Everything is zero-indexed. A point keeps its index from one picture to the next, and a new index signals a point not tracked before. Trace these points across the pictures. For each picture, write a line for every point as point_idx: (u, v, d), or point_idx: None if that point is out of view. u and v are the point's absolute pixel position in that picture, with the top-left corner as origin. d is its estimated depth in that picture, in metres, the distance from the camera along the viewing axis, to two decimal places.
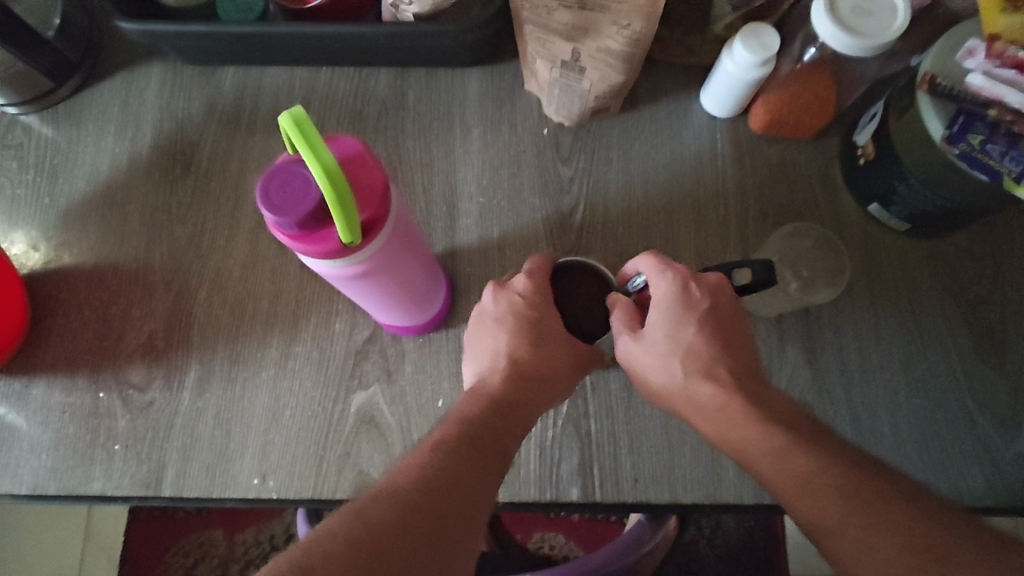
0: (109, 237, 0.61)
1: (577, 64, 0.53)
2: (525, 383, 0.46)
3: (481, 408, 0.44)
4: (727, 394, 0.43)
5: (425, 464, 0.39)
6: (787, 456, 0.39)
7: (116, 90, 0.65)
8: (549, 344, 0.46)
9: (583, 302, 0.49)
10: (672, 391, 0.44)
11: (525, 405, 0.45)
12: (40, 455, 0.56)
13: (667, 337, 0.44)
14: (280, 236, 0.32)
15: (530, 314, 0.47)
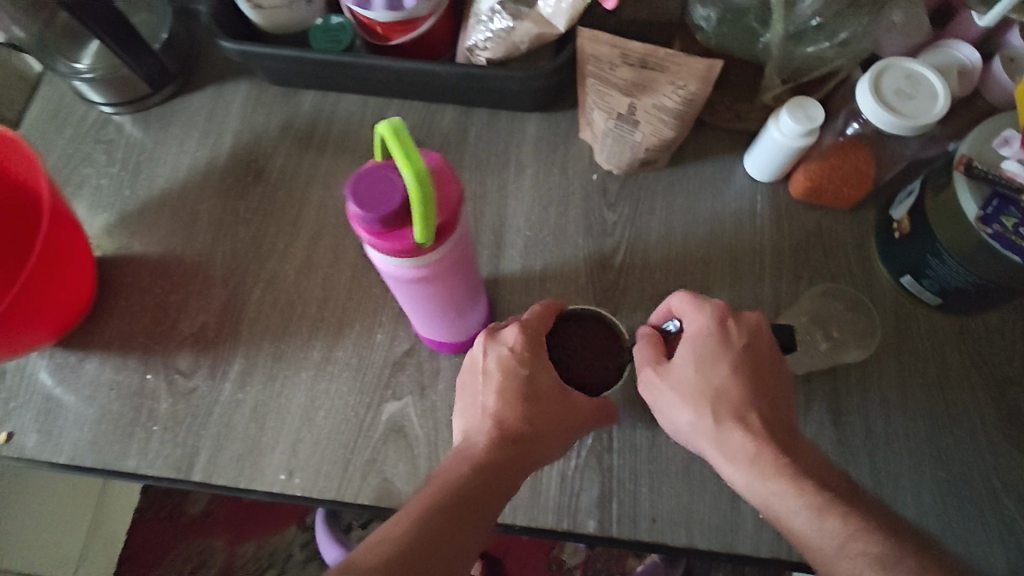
0: (178, 231, 0.66)
1: (631, 118, 0.57)
2: (513, 448, 0.45)
3: (459, 478, 0.44)
4: (758, 445, 0.43)
5: (397, 537, 0.40)
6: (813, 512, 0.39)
7: (204, 101, 0.71)
8: (540, 408, 0.46)
9: (587, 349, 0.51)
10: (701, 433, 0.45)
11: (509, 473, 0.45)
12: (82, 428, 0.58)
13: (698, 372, 0.46)
14: (358, 231, 0.35)
15: (523, 372, 0.46)
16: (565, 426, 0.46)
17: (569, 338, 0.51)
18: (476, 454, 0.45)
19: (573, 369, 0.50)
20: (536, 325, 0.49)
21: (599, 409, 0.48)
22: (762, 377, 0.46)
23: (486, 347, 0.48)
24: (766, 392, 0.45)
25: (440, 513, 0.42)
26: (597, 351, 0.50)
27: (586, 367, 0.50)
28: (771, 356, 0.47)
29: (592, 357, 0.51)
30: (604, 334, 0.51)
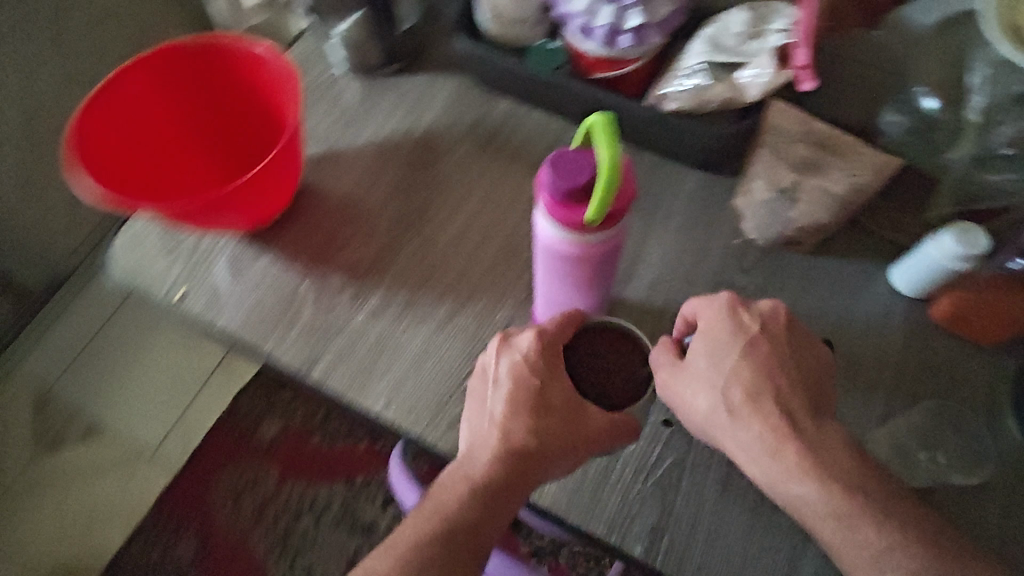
0: (363, 177, 0.76)
1: (793, 195, 0.60)
2: (508, 465, 0.52)
3: (450, 498, 0.52)
4: (781, 451, 0.50)
5: (405, 556, 0.51)
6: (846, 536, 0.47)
7: (419, 83, 0.83)
8: (544, 424, 0.52)
9: (608, 360, 0.54)
10: (712, 418, 0.52)
11: (497, 492, 0.52)
12: (242, 306, 0.68)
13: (709, 365, 0.53)
14: (541, 197, 0.42)
15: (534, 385, 0.53)
16: (568, 441, 0.51)
17: (591, 347, 0.54)
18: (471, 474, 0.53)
19: (593, 377, 0.54)
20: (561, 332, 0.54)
21: (612, 421, 0.51)
22: (772, 366, 0.53)
23: (501, 355, 0.55)
24: (777, 379, 0.52)
25: (435, 532, 0.51)
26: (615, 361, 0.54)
27: (606, 378, 0.54)
28: (785, 348, 0.53)
29: (615, 368, 0.54)
30: (627, 348, 0.53)
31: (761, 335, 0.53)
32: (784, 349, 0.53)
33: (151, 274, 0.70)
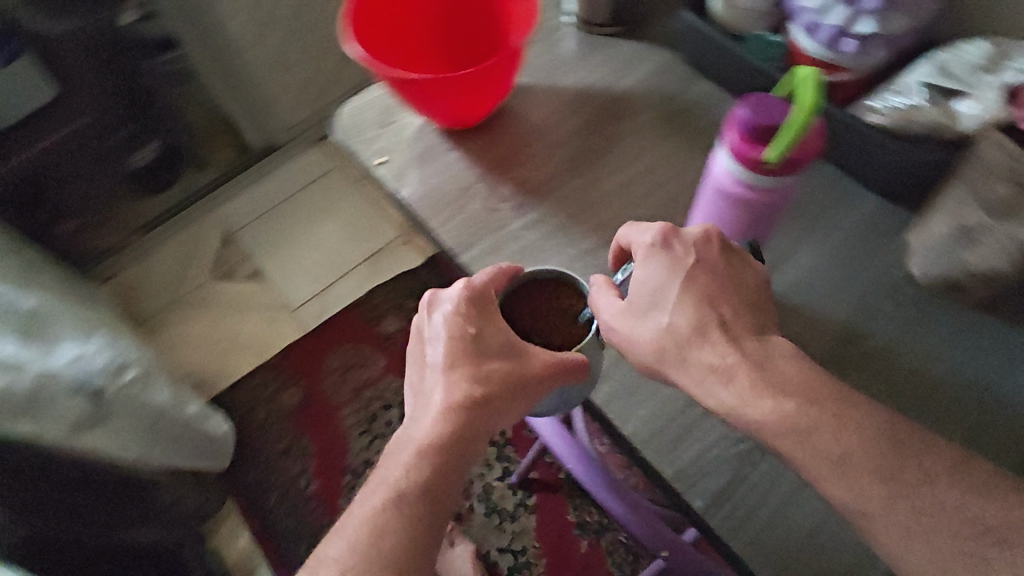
0: (555, 114, 0.83)
1: (978, 237, 0.57)
2: (443, 417, 0.53)
3: (394, 464, 0.53)
4: (731, 369, 0.51)
5: (364, 541, 0.49)
6: (836, 478, 0.46)
7: (631, 48, 0.89)
8: (471, 363, 0.55)
9: (543, 310, 0.59)
10: (656, 345, 0.54)
11: (436, 447, 0.52)
12: (422, 185, 0.78)
13: (648, 288, 0.55)
14: (728, 133, 0.47)
15: (463, 330, 0.56)
16: (499, 376, 0.54)
17: (525, 297, 0.60)
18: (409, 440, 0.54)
19: (536, 325, 0.59)
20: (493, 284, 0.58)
21: (550, 361, 0.54)
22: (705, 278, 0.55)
23: (433, 307, 0.59)
24: (716, 304, 0.54)
25: (386, 501, 0.50)
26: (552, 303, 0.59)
27: (547, 326, 0.59)
28: (720, 266, 0.56)
29: (549, 315, 0.59)
30: (564, 295, 0.59)
31: (698, 255, 0.55)
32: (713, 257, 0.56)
33: (362, 139, 0.82)
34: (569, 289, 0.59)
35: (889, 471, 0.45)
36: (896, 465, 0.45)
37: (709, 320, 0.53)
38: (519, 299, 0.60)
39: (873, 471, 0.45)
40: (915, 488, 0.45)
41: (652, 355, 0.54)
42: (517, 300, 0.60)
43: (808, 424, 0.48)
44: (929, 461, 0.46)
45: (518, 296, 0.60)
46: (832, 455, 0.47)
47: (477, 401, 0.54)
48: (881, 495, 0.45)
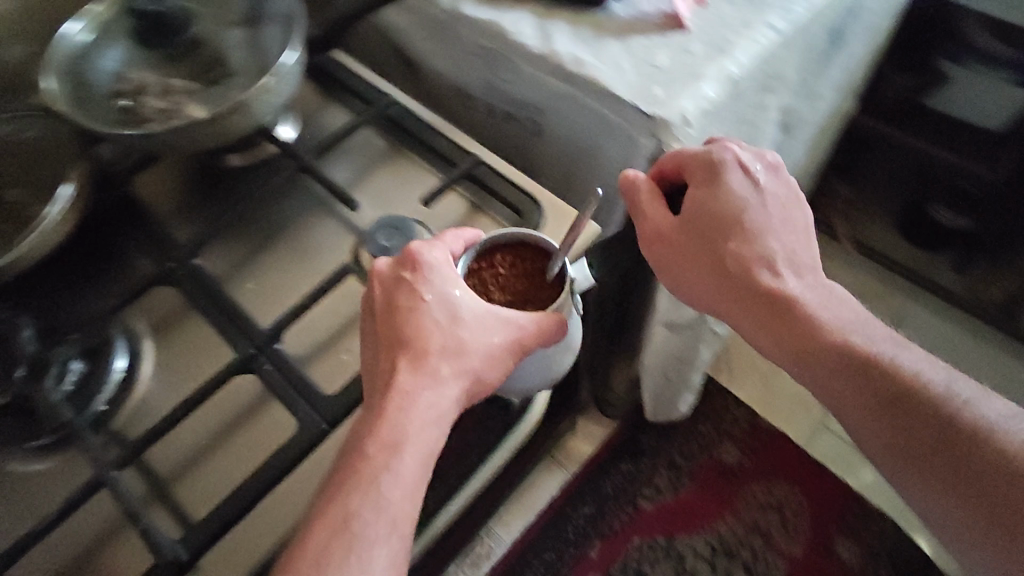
0: None
1: None
2: (399, 411, 0.44)
3: (358, 462, 0.43)
4: (792, 302, 0.50)
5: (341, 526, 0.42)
6: (850, 406, 0.46)
7: None
8: (431, 340, 0.47)
9: (514, 278, 0.51)
10: (688, 246, 0.54)
11: (382, 440, 0.44)
12: None
13: (719, 201, 0.53)
14: None
15: (416, 297, 0.48)
16: (452, 357, 0.47)
17: (495, 260, 0.52)
18: (361, 432, 0.45)
19: (513, 289, 0.51)
20: (471, 254, 0.51)
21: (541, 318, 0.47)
22: (751, 224, 0.53)
23: (379, 277, 0.50)
24: (761, 255, 0.52)
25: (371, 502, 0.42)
26: (521, 272, 0.51)
27: (521, 293, 0.51)
28: (773, 205, 0.54)
29: (524, 285, 0.51)
30: (526, 259, 0.52)
31: (746, 204, 0.53)
32: (778, 219, 0.54)
33: None
34: (527, 250, 0.52)
35: (884, 381, 0.45)
36: (900, 401, 0.45)
37: (755, 252, 0.52)
38: (480, 265, 0.52)
39: (881, 401, 0.45)
40: (924, 422, 0.43)
41: (699, 264, 0.53)
42: (483, 269, 0.52)
43: (852, 339, 0.48)
44: (929, 407, 0.44)
45: (478, 262, 0.52)
46: (849, 368, 0.47)
47: (445, 384, 0.46)
48: (885, 425, 0.45)
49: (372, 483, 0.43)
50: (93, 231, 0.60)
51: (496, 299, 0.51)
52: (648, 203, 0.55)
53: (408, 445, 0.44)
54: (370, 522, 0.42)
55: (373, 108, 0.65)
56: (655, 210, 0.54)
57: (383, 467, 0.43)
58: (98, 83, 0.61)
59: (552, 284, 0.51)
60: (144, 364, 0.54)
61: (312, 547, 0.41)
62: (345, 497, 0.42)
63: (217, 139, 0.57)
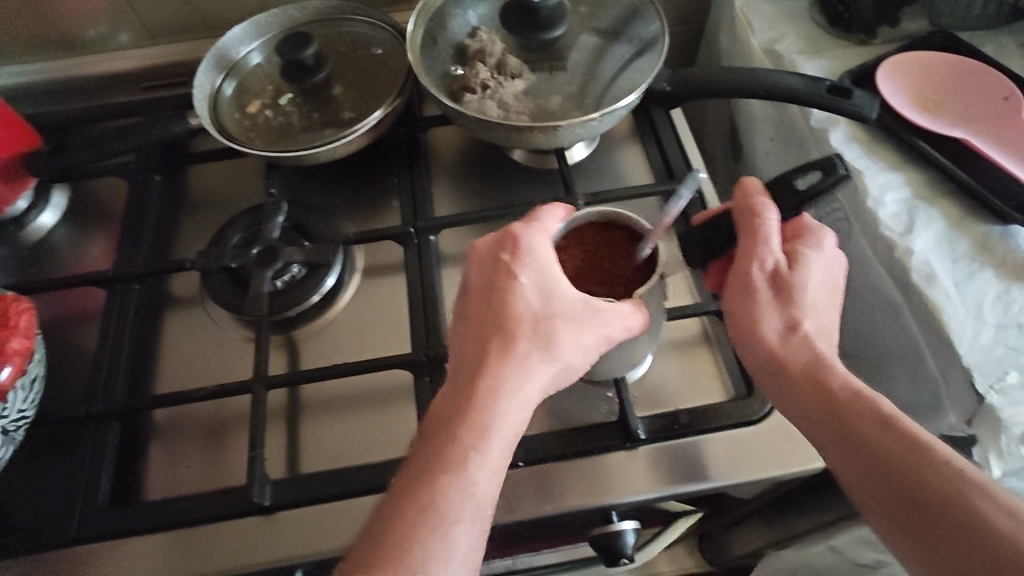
0: None
1: None
2: (488, 395, 0.39)
3: (445, 444, 0.38)
4: (793, 369, 0.41)
5: (428, 499, 0.36)
6: (830, 455, 0.38)
7: None
8: (525, 321, 0.41)
9: (605, 261, 0.44)
10: (742, 284, 0.43)
11: (471, 427, 0.38)
12: None
13: (810, 266, 0.43)
14: None
15: (513, 280, 0.41)
16: (543, 343, 0.40)
17: (585, 239, 0.45)
18: (455, 406, 0.39)
19: (603, 270, 0.44)
20: (566, 227, 0.44)
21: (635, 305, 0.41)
22: (809, 267, 0.43)
23: (479, 261, 0.44)
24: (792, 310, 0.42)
25: (456, 494, 0.36)
26: (612, 254, 0.44)
27: (610, 274, 0.44)
28: (828, 293, 0.43)
29: (615, 269, 0.44)
30: (616, 240, 0.44)
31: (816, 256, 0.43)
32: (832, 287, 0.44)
33: None
34: (615, 233, 0.45)
35: (850, 422, 0.38)
36: (882, 453, 0.36)
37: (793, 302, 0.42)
38: (569, 241, 0.45)
39: (855, 446, 0.37)
40: (901, 462, 0.35)
41: (731, 302, 0.44)
42: (570, 248, 0.45)
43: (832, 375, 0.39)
44: (905, 445, 0.36)
45: (567, 240, 0.45)
46: (821, 413, 0.39)
47: (536, 370, 0.40)
48: (864, 466, 0.37)
49: (458, 471, 0.37)
50: (375, 154, 0.64)
51: (583, 278, 0.44)
52: (756, 232, 0.43)
53: (492, 433, 0.38)
54: (457, 506, 0.36)
55: (672, 185, 0.58)
56: (753, 240, 0.43)
57: (472, 451, 0.37)
58: (452, 32, 0.62)
59: (645, 271, 0.43)
60: (347, 286, 0.58)
61: (404, 525, 0.35)
62: (433, 481, 0.36)
63: (513, 144, 0.57)
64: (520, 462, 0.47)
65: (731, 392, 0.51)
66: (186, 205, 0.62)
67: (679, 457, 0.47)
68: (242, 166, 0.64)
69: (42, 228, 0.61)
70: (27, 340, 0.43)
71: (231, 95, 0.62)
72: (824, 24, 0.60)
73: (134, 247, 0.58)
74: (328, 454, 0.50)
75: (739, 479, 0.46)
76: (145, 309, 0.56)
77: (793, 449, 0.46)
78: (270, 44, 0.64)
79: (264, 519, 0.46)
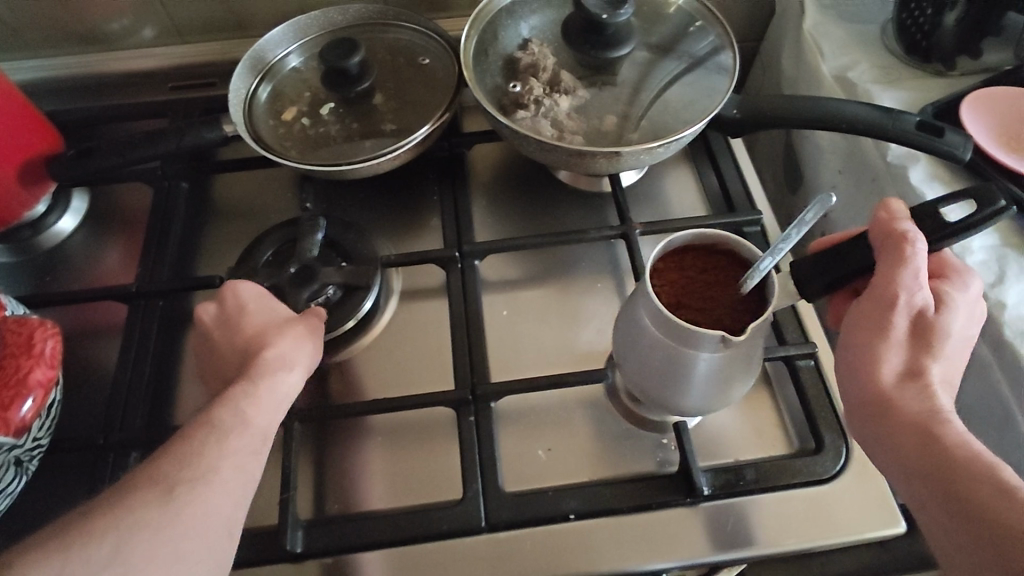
0: None
1: None
2: (240, 397, 0.38)
3: (204, 421, 0.37)
4: (895, 412, 0.35)
5: (169, 466, 0.34)
6: (929, 515, 0.33)
7: None
8: (263, 351, 0.41)
9: (705, 287, 0.40)
10: (874, 312, 0.37)
11: (218, 413, 0.37)
12: None
13: (948, 306, 0.37)
14: None
15: (207, 309, 0.46)
16: (271, 371, 0.40)
17: (684, 262, 0.41)
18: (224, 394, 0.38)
19: (704, 297, 0.40)
20: (661, 248, 0.41)
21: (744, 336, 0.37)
22: (950, 309, 0.37)
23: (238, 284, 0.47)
24: (916, 353, 0.37)
25: (202, 476, 0.34)
26: (715, 279, 0.40)
27: (711, 302, 0.39)
28: (960, 343, 0.38)
29: (718, 296, 0.39)
30: (717, 266, 0.41)
31: (948, 295, 0.38)
32: (968, 336, 0.38)
33: None
34: (716, 258, 0.41)
35: (959, 484, 0.32)
36: (996, 524, 0.30)
37: (923, 345, 0.36)
38: (667, 263, 0.41)
39: (961, 505, 0.31)
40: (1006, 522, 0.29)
41: (850, 332, 0.38)
42: (669, 270, 0.41)
43: (947, 430, 0.34)
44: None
45: (665, 262, 0.41)
46: (925, 471, 0.33)
47: (258, 398, 0.39)
48: (961, 518, 0.31)
49: (199, 450, 0.35)
50: (414, 169, 0.61)
51: (683, 307, 0.39)
52: (902, 257, 0.36)
53: (236, 432, 0.37)
54: (183, 480, 0.33)
55: (734, 218, 0.54)
56: (896, 266, 0.36)
57: (213, 432, 0.36)
58: (503, 43, 0.59)
59: (752, 302, 0.39)
60: (385, 310, 0.54)
61: (149, 475, 0.34)
62: (162, 458, 0.34)
63: (569, 167, 0.54)
64: (572, 515, 0.44)
65: (795, 445, 0.47)
66: (213, 215, 0.59)
67: (743, 517, 0.43)
68: (274, 176, 0.61)
69: (60, 234, 0.58)
70: (51, 371, 0.40)
71: (266, 101, 0.58)
72: (899, 52, 0.57)
73: (158, 259, 0.55)
74: (361, 493, 0.47)
75: (810, 544, 0.42)
76: (168, 328, 0.52)
77: (867, 514, 0.43)
78: (309, 48, 0.61)
79: (293, 566, 0.43)
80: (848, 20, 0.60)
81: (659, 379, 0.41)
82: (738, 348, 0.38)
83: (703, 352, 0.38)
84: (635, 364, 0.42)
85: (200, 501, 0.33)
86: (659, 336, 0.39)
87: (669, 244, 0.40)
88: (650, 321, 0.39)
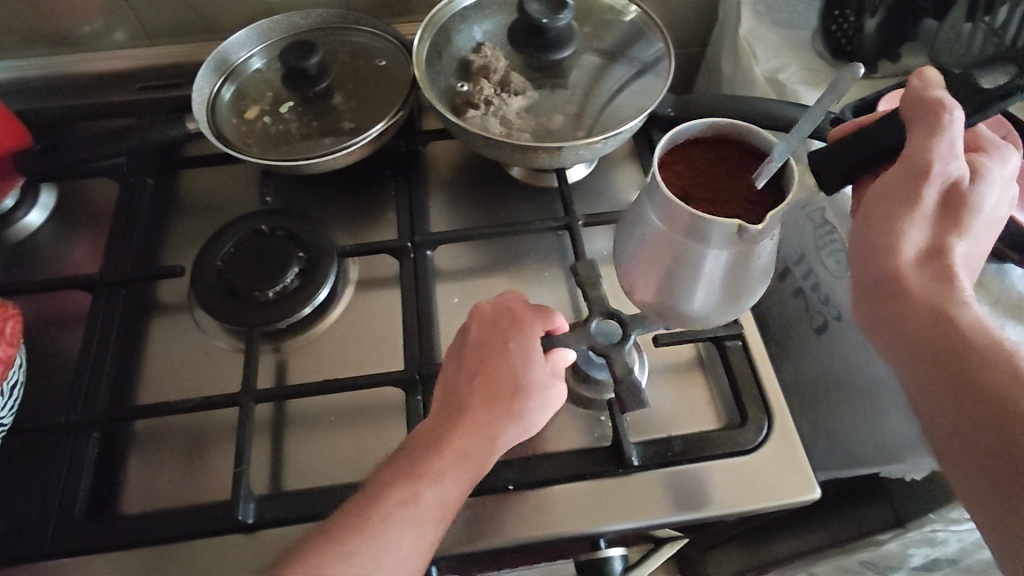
0: None
1: None
2: (438, 461, 0.40)
3: (390, 487, 0.39)
4: (909, 292, 0.39)
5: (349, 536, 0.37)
6: (931, 399, 0.37)
7: None
8: (490, 410, 0.43)
9: (717, 177, 0.41)
10: (906, 181, 0.39)
11: (424, 476, 0.40)
12: None
13: (984, 178, 0.40)
14: None
15: (499, 328, 0.46)
16: (476, 429, 0.42)
17: (693, 153, 0.42)
18: (416, 460, 0.40)
19: (716, 186, 0.40)
20: (670, 139, 0.41)
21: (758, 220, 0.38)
22: (985, 180, 0.40)
23: (504, 304, 0.47)
24: (943, 230, 0.40)
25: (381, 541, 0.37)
26: (724, 173, 0.41)
27: (724, 191, 0.40)
28: (990, 217, 0.41)
29: (730, 190, 0.40)
30: (730, 158, 0.41)
31: (985, 166, 0.41)
32: (996, 214, 0.41)
33: None
34: (728, 148, 0.42)
35: (982, 377, 0.35)
36: (999, 400, 0.34)
37: (953, 216, 0.40)
38: (674, 158, 0.41)
39: (973, 393, 0.35)
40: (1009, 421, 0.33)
41: (872, 206, 0.41)
42: (678, 161, 0.41)
43: (959, 313, 0.37)
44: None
45: (673, 155, 0.41)
46: (934, 353, 0.37)
47: (464, 459, 0.41)
48: (969, 404, 0.35)
49: (385, 515, 0.38)
50: (372, 166, 0.64)
51: (696, 195, 0.40)
52: (939, 124, 0.39)
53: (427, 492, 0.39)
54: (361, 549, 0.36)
55: None
56: (931, 133, 0.39)
57: (408, 496, 0.39)
58: (457, 46, 0.62)
59: (766, 193, 0.40)
60: (341, 298, 0.57)
61: (326, 539, 0.37)
62: (341, 529, 0.37)
63: (515, 163, 0.57)
64: (511, 486, 0.46)
65: (724, 419, 0.50)
66: (179, 208, 0.61)
67: (689, 479, 0.47)
68: (238, 171, 0.64)
69: (29, 227, 0.60)
70: (10, 348, 0.42)
71: (229, 100, 0.61)
72: (826, 54, 0.61)
73: (123, 250, 0.57)
74: (316, 468, 0.49)
75: (740, 509, 0.45)
76: (131, 315, 0.55)
77: (786, 480, 0.46)
78: (271, 51, 0.64)
79: (246, 537, 0.45)
80: (781, 25, 0.63)
81: (671, 282, 0.42)
82: (751, 244, 0.39)
83: (712, 247, 0.39)
84: (648, 268, 0.42)
85: (381, 545, 0.37)
86: (667, 231, 0.39)
87: (683, 131, 0.41)
88: (660, 220, 0.39)
